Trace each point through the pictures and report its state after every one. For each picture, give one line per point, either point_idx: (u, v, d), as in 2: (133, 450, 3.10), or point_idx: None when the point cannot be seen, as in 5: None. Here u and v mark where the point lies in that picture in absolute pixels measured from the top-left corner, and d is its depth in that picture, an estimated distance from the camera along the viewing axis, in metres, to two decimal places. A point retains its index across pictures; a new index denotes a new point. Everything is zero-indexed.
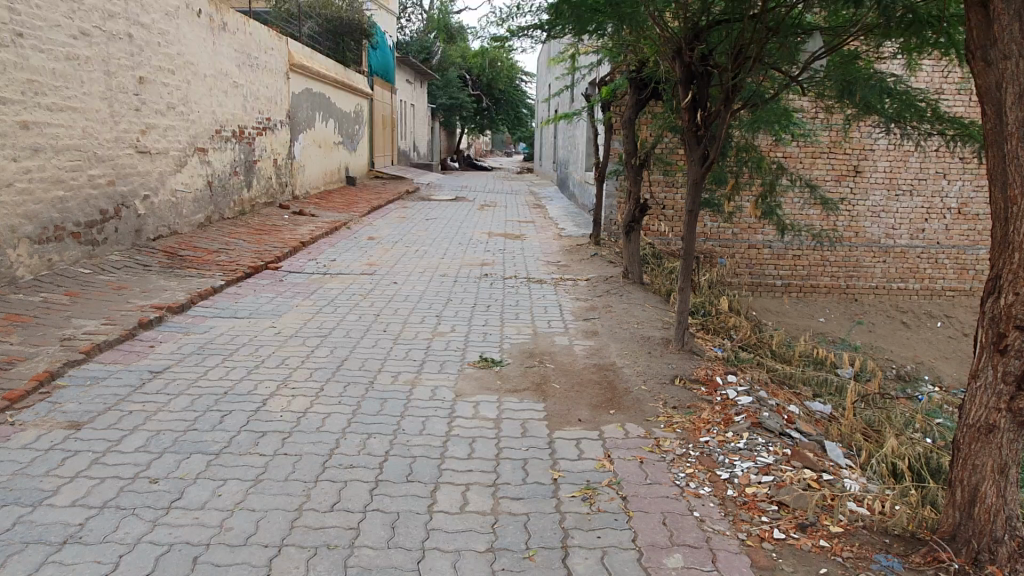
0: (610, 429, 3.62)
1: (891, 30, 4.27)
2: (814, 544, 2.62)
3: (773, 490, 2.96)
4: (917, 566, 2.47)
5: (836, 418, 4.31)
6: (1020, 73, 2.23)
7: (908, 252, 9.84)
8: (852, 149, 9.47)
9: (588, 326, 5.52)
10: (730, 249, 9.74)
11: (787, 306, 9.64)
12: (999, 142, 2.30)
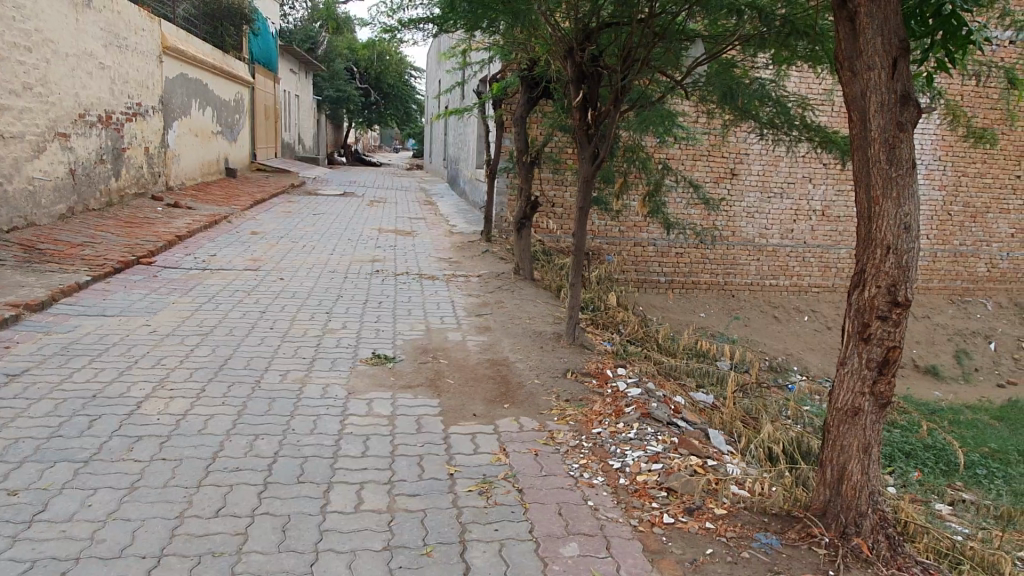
0: (505, 423, 3.64)
1: (768, 40, 4.54)
2: (700, 526, 2.75)
3: (662, 477, 3.07)
4: (792, 541, 2.64)
5: (719, 407, 4.53)
6: (882, 84, 2.41)
7: (779, 251, 10.49)
8: (729, 153, 10.02)
9: (481, 322, 5.53)
10: (617, 246, 10.02)
11: (670, 302, 10.08)
12: (864, 147, 2.49)
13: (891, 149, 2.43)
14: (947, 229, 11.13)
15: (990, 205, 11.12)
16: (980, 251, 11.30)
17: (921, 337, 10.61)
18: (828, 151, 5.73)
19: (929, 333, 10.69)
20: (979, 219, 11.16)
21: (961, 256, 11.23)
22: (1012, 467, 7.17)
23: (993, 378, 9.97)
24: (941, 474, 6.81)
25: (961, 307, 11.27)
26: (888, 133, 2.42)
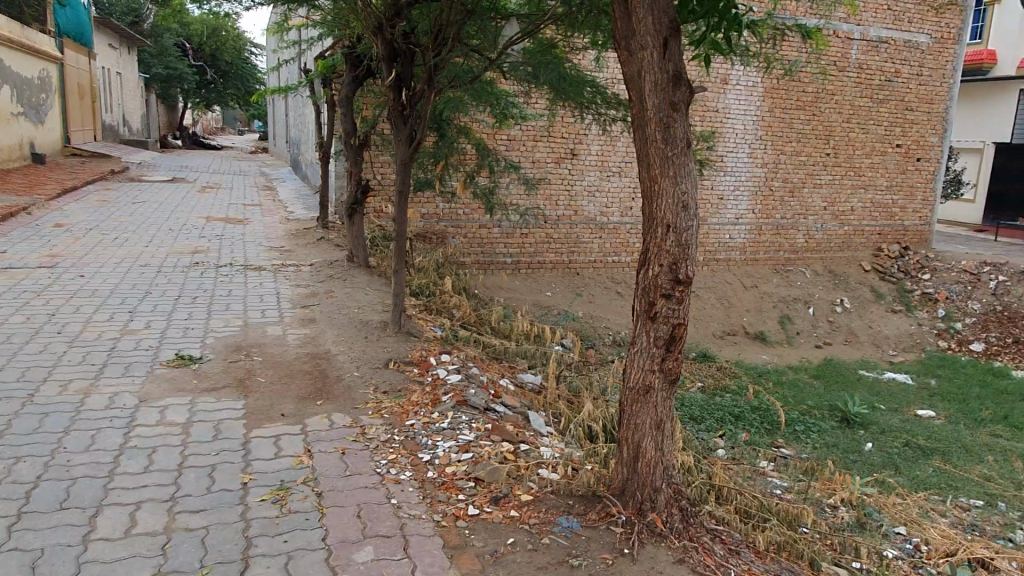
0: (314, 421, 3.44)
1: (576, 20, 4.57)
2: (504, 515, 2.70)
3: (470, 467, 3.01)
4: (592, 523, 2.66)
5: (544, 389, 4.58)
6: (655, 63, 2.51)
7: (619, 229, 10.83)
8: (568, 134, 10.19)
9: (305, 314, 5.25)
10: (461, 229, 9.91)
11: (515, 282, 10.12)
12: (642, 126, 2.57)
13: (666, 129, 2.53)
14: (770, 204, 11.94)
15: (805, 180, 12.04)
16: (798, 224, 12.22)
17: (749, 305, 11.32)
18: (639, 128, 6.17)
19: (757, 301, 11.43)
20: (796, 194, 12.05)
21: (782, 229, 12.10)
22: (825, 421, 7.85)
23: (812, 340, 10.90)
24: (765, 432, 7.30)
25: (784, 276, 12.14)
26: (662, 112, 2.52)
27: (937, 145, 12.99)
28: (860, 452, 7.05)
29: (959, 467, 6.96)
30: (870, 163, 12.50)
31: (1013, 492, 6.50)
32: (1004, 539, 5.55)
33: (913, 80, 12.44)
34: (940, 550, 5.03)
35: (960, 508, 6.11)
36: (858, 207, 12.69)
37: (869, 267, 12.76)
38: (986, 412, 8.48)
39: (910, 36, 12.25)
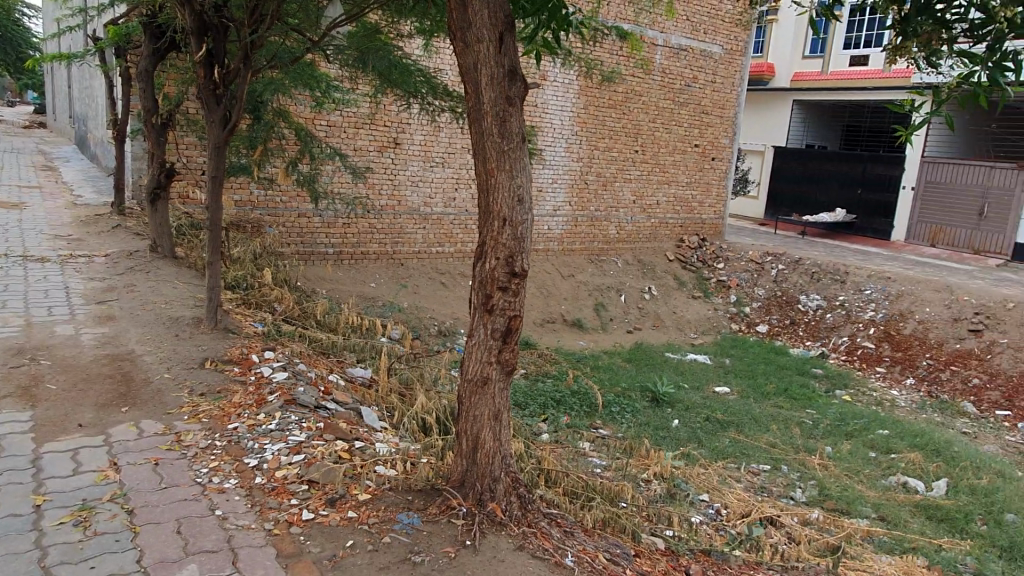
0: (121, 430, 3.11)
1: (403, 7, 4.50)
2: (342, 517, 2.60)
3: (302, 469, 2.88)
4: (433, 517, 2.66)
5: (375, 383, 4.51)
6: (490, 57, 2.53)
7: (443, 219, 10.85)
8: (390, 122, 10.02)
9: (102, 311, 4.72)
10: (279, 218, 9.36)
11: (336, 274, 9.78)
12: (478, 119, 2.58)
13: (502, 123, 2.56)
14: (585, 196, 12.52)
15: (617, 175, 12.77)
16: (610, 216, 12.93)
17: (567, 294, 11.83)
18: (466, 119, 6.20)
19: (574, 290, 11.97)
20: (608, 187, 12.75)
21: (596, 221, 12.75)
22: (637, 401, 8.44)
23: (623, 326, 11.73)
24: (584, 415, 7.70)
25: (598, 265, 12.80)
26: (499, 106, 2.55)
27: (727, 146, 14.34)
28: (668, 428, 7.68)
29: (750, 437, 7.82)
30: (672, 161, 13.52)
31: (792, 455, 7.43)
32: (787, 497, 6.43)
33: (708, 87, 13.62)
34: (737, 512, 5.61)
35: (753, 473, 6.88)
36: (662, 201, 13.67)
37: (673, 257, 13.89)
38: (770, 387, 9.59)
39: (706, 46, 13.39)
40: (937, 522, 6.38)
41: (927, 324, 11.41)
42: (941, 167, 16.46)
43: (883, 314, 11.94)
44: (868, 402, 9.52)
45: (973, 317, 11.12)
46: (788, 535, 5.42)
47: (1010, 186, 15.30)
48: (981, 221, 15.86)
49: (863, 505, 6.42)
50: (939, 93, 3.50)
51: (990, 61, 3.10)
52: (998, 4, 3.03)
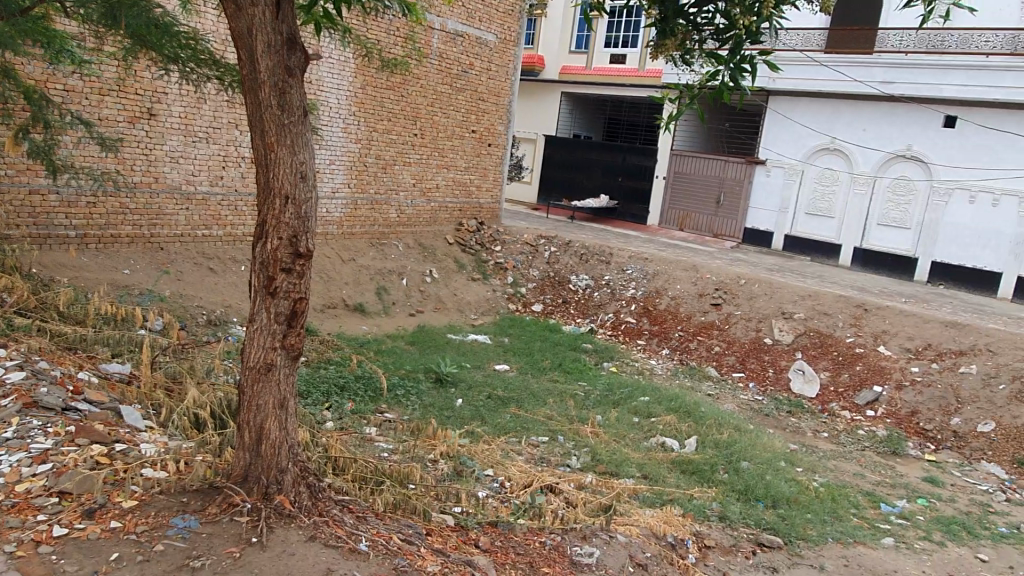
0: None
1: None
2: (102, 529, 2.55)
3: (49, 481, 2.73)
4: (212, 517, 2.74)
5: (135, 378, 4.13)
6: (265, 24, 2.73)
7: (208, 199, 10.03)
8: (143, 90, 9.05)
9: None
10: (3, 194, 8.05)
11: (81, 259, 8.61)
12: (255, 89, 2.77)
13: (281, 93, 2.78)
14: (363, 178, 12.20)
15: (396, 158, 12.64)
16: (390, 199, 12.76)
17: (348, 278, 11.53)
18: (234, 89, 5.78)
19: (354, 274, 11.70)
20: (388, 170, 12.56)
21: (376, 203, 12.51)
22: (422, 383, 8.54)
23: (405, 310, 11.82)
24: (369, 400, 7.65)
25: (379, 249, 12.57)
26: (277, 77, 2.77)
27: (503, 133, 14.81)
28: (452, 408, 7.88)
29: (529, 411, 8.26)
30: (450, 146, 13.67)
31: (568, 426, 7.97)
32: (564, 465, 6.93)
33: (484, 74, 13.96)
34: (520, 483, 6.00)
35: (532, 446, 7.31)
36: (441, 185, 13.75)
37: (453, 240, 14.03)
38: (546, 362, 10.18)
39: (480, 33, 13.70)
40: (689, 475, 7.23)
41: (679, 300, 12.83)
42: (687, 159, 18.47)
43: (642, 291, 13.25)
44: (630, 371, 10.59)
45: (715, 292, 12.71)
46: (566, 500, 5.85)
47: (741, 178, 17.59)
48: (719, 209, 18.04)
49: (629, 466, 7.09)
50: (691, 89, 3.87)
51: (735, 62, 3.51)
52: (739, 12, 3.45)
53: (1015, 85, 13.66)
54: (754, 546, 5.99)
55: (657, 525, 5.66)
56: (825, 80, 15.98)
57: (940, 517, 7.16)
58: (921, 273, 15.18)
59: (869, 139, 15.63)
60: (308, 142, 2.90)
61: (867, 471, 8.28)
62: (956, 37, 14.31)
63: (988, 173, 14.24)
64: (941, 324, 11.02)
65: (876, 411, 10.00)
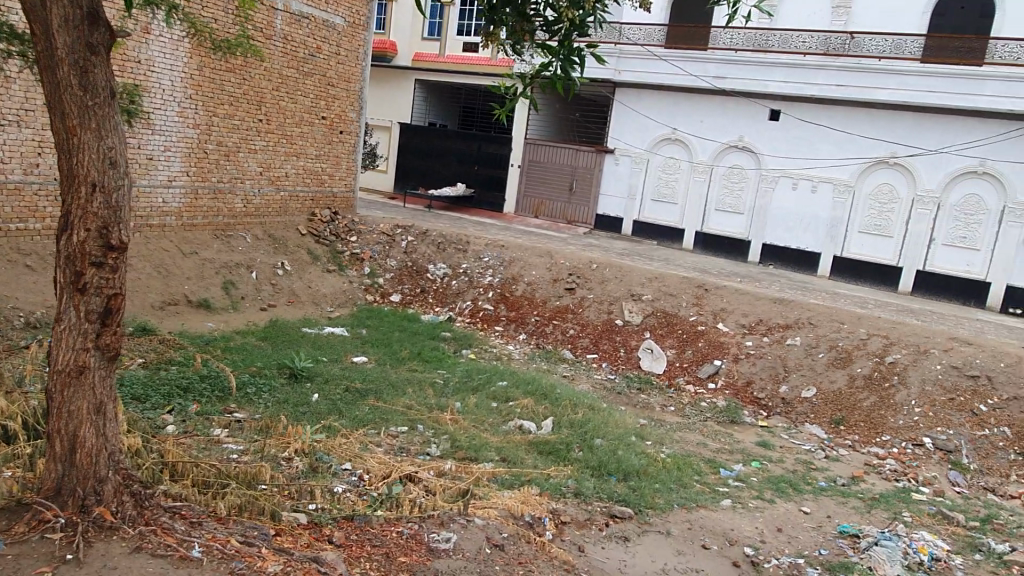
0: None
1: None
2: None
3: None
4: (24, 534, 3.14)
5: None
6: (59, 7, 3.10)
7: (24, 189, 9.08)
8: None
9: None
10: None
11: None
12: (55, 68, 3.14)
13: (84, 72, 3.17)
14: (204, 166, 11.48)
15: (239, 145, 12.00)
16: (234, 188, 12.08)
17: (191, 273, 10.86)
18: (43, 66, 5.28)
19: (197, 268, 11.02)
20: (231, 157, 11.91)
21: (219, 193, 11.80)
22: (274, 380, 8.21)
23: (256, 304, 11.32)
24: (216, 400, 7.29)
25: (224, 241, 11.89)
26: (78, 54, 3.15)
27: (355, 120, 14.46)
28: (307, 403, 7.65)
29: (388, 401, 8.16)
30: (299, 132, 13.18)
31: (427, 414, 7.96)
32: (424, 454, 6.94)
33: (332, 58, 13.55)
34: (378, 475, 5.93)
35: (391, 437, 7.25)
36: (291, 173, 13.21)
37: (305, 230, 13.53)
38: (404, 352, 10.10)
39: (327, 16, 13.27)
40: (546, 455, 7.45)
41: (535, 285, 13.14)
42: (540, 148, 18.91)
43: (499, 278, 13.46)
44: (489, 357, 10.76)
45: (569, 277, 13.13)
46: (425, 488, 5.86)
47: (591, 166, 18.26)
48: (571, 196, 18.62)
49: (488, 450, 7.21)
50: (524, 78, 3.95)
51: (564, 53, 3.66)
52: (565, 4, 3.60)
53: (828, 82, 15.13)
54: (607, 518, 6.29)
55: (515, 506, 5.80)
56: (666, 74, 16.86)
57: (771, 477, 7.84)
58: (753, 254, 16.48)
59: (706, 130, 16.70)
60: (115, 125, 3.28)
61: (709, 439, 8.89)
62: (777, 37, 15.76)
63: (807, 162, 15.71)
64: (771, 300, 12.01)
65: (716, 383, 10.77)
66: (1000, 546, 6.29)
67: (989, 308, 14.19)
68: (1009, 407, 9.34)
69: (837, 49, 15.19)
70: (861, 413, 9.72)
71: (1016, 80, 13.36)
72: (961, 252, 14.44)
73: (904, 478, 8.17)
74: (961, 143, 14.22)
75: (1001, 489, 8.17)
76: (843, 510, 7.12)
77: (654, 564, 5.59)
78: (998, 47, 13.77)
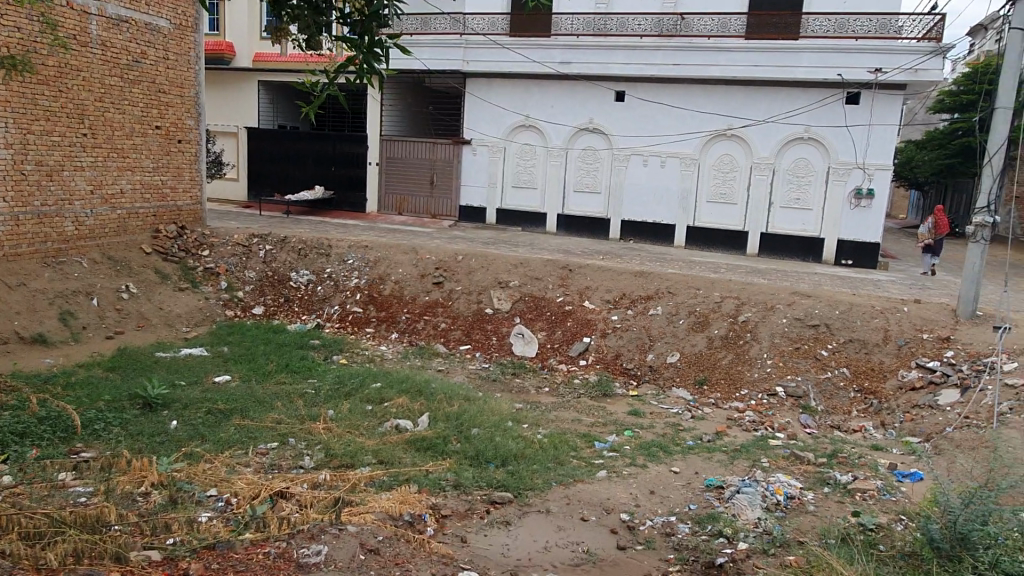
0: None
1: None
2: None
3: None
4: None
5: None
6: None
7: None
8: None
9: None
10: None
11: None
12: None
13: None
14: (24, 189, 10.48)
15: (63, 163, 11.05)
16: (63, 210, 11.13)
17: (20, 307, 9.91)
18: None
19: (27, 300, 10.07)
20: (55, 177, 10.95)
21: (45, 217, 10.81)
22: (125, 412, 7.65)
23: (101, 333, 10.53)
24: (59, 442, 6.71)
25: (57, 268, 10.90)
26: None
27: (193, 128, 13.67)
28: (165, 432, 7.18)
29: (255, 419, 7.81)
30: (131, 145, 12.33)
31: (297, 427, 7.68)
32: (296, 467, 6.70)
33: (160, 63, 12.73)
34: (247, 496, 5.68)
35: (260, 455, 6.95)
36: (127, 189, 12.35)
37: (150, 249, 12.66)
38: (270, 365, 9.69)
39: (149, 19, 12.43)
40: (423, 451, 7.39)
41: (402, 283, 13.00)
42: (396, 144, 18.67)
43: (365, 279, 13.20)
44: (360, 360, 10.55)
45: (435, 272, 13.05)
46: (297, 503, 5.65)
47: (450, 158, 18.26)
48: (434, 190, 18.55)
49: (364, 454, 7.07)
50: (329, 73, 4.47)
51: (366, 47, 4.22)
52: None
53: (665, 62, 15.91)
54: (487, 505, 6.33)
55: (393, 507, 5.72)
56: (513, 62, 17.07)
57: (642, 443, 8.16)
58: (614, 231, 17.09)
59: (557, 115, 17.09)
60: None
61: (583, 415, 9.14)
62: (614, 21, 16.35)
63: (654, 140, 16.44)
64: (632, 274, 12.48)
65: (587, 359, 11.10)
66: (845, 477, 6.86)
67: (825, 261, 15.49)
68: (846, 349, 10.21)
69: (670, 30, 15.91)
70: (720, 371, 10.33)
71: (827, 52, 14.70)
72: (797, 212, 15.63)
73: (762, 427, 8.75)
74: (785, 111, 15.36)
75: (845, 425, 8.93)
76: (709, 465, 7.53)
77: (536, 544, 5.69)
78: (810, 21, 14.97)
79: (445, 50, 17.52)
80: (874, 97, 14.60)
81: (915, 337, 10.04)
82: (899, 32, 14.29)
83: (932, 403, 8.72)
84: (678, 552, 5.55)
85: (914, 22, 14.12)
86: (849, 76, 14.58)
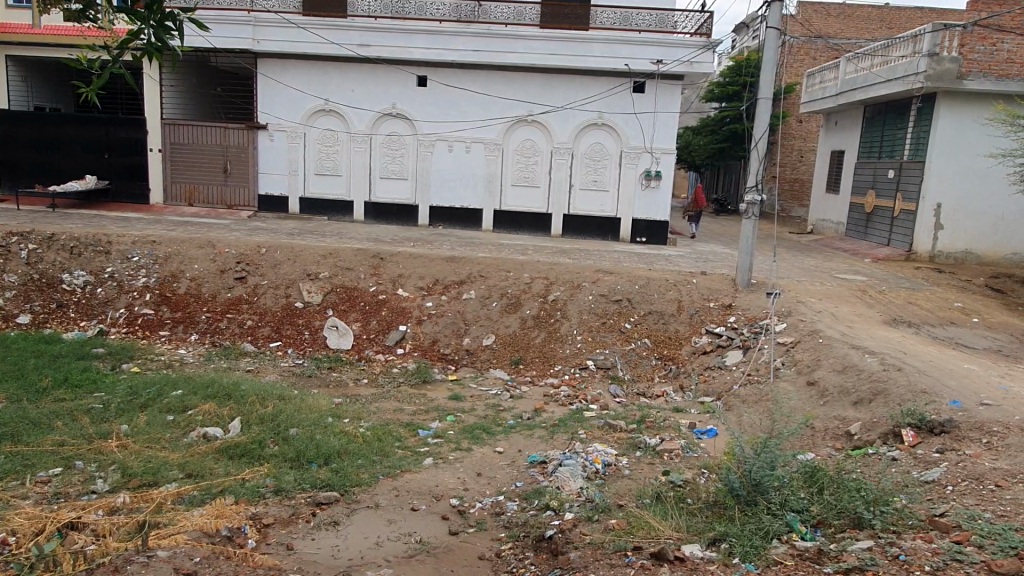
0: None
1: None
2: None
3: None
4: None
5: None
6: None
7: None
8: None
9: None
10: None
11: None
12: None
13: None
14: None
15: None
16: None
17: None
18: None
19: None
20: None
21: None
22: None
23: None
24: None
25: None
26: None
27: None
28: None
29: (30, 443, 6.83)
30: None
31: (84, 447, 6.83)
32: (87, 493, 5.96)
33: None
34: (29, 533, 4.96)
35: (41, 484, 6.10)
36: None
37: None
38: (45, 381, 8.50)
39: None
40: (237, 459, 6.89)
41: (198, 280, 12.01)
42: (182, 129, 17.12)
43: (154, 278, 12.01)
44: (156, 367, 9.62)
45: (236, 266, 12.20)
46: (92, 533, 5.03)
47: (244, 144, 17.09)
48: (227, 178, 17.28)
49: (169, 470, 6.45)
50: (114, 59, 3.87)
51: (158, 17, 3.85)
52: None
53: (465, 48, 16.03)
54: (313, 507, 6.05)
55: (208, 523, 5.29)
56: (307, 43, 16.27)
57: (465, 427, 8.23)
58: (423, 218, 17.03)
59: (357, 99, 16.63)
60: None
61: (404, 404, 9.04)
62: (411, 5, 16.11)
63: (457, 125, 16.55)
64: (444, 260, 12.52)
65: (404, 347, 11.00)
66: (653, 440, 7.39)
67: (622, 239, 16.59)
68: (646, 321, 11.00)
69: (468, 16, 16.07)
70: (535, 349, 10.70)
71: (614, 43, 15.59)
72: (594, 194, 16.54)
73: (577, 401, 9.21)
74: (579, 99, 16.16)
75: (649, 391, 9.64)
76: (531, 442, 7.77)
77: (368, 540, 5.55)
78: (598, 14, 15.80)
79: (231, 28, 16.25)
80: (657, 87, 15.85)
81: (704, 306, 11.05)
82: (675, 26, 15.65)
83: (721, 364, 9.70)
84: (509, 530, 5.68)
85: (686, 18, 15.53)
86: (635, 67, 15.63)
